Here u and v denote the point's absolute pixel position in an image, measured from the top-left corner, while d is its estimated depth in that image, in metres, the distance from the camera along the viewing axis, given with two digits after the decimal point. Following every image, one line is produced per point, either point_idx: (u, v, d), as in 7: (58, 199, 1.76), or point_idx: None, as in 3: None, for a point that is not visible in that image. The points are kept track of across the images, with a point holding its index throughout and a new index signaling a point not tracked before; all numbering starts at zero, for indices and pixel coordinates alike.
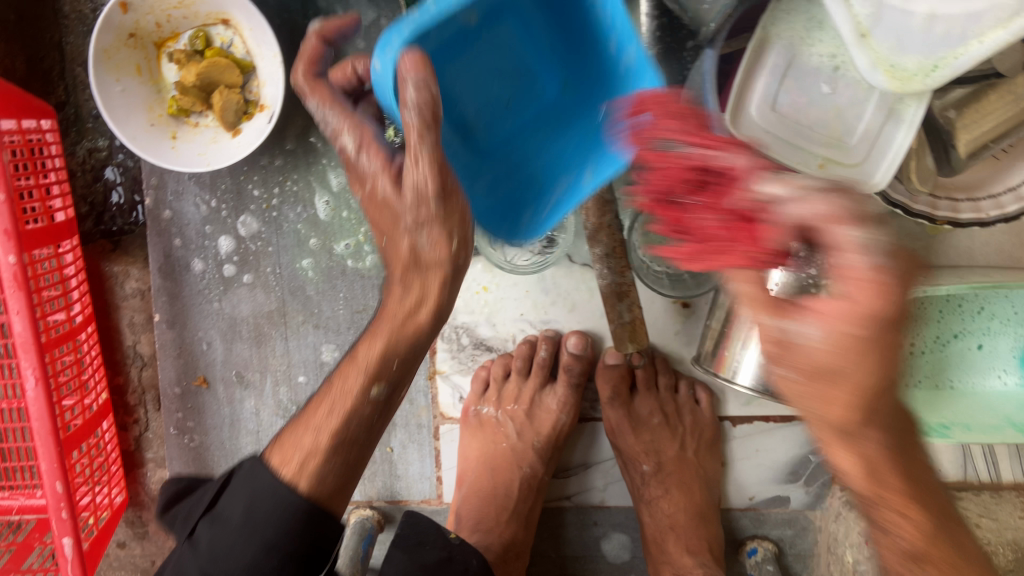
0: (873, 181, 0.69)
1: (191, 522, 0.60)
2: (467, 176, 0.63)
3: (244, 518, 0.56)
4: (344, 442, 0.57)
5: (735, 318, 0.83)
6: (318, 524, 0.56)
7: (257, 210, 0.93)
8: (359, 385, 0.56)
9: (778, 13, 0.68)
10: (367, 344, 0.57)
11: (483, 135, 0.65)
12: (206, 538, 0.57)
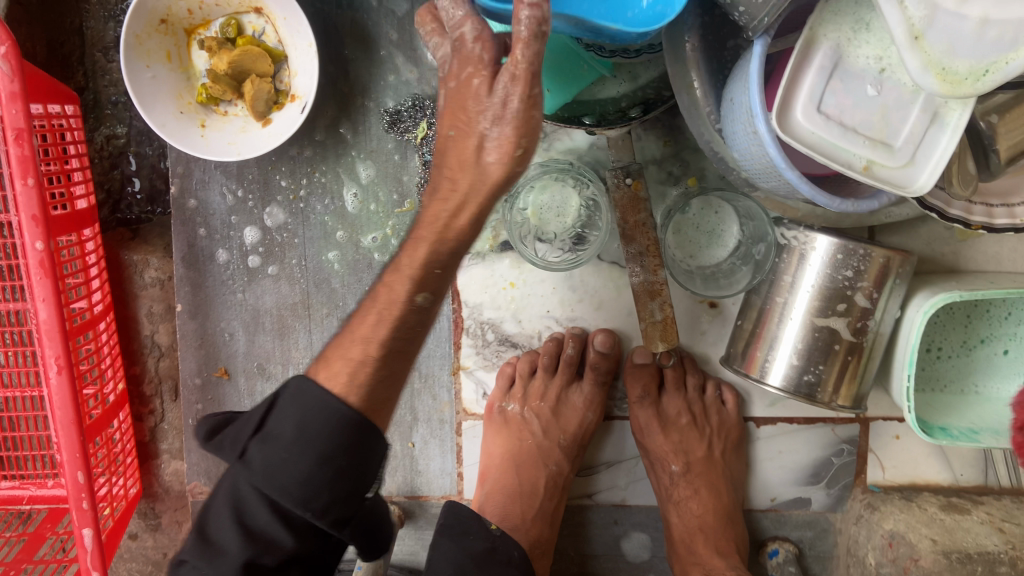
0: (917, 184, 0.69)
1: (240, 443, 0.56)
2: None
3: (296, 434, 0.54)
4: (400, 343, 0.59)
5: (766, 319, 0.83)
6: (367, 440, 0.56)
7: (284, 201, 0.93)
8: (406, 290, 0.59)
9: (826, 14, 0.68)
10: (409, 253, 0.59)
11: None
12: (258, 457, 0.54)
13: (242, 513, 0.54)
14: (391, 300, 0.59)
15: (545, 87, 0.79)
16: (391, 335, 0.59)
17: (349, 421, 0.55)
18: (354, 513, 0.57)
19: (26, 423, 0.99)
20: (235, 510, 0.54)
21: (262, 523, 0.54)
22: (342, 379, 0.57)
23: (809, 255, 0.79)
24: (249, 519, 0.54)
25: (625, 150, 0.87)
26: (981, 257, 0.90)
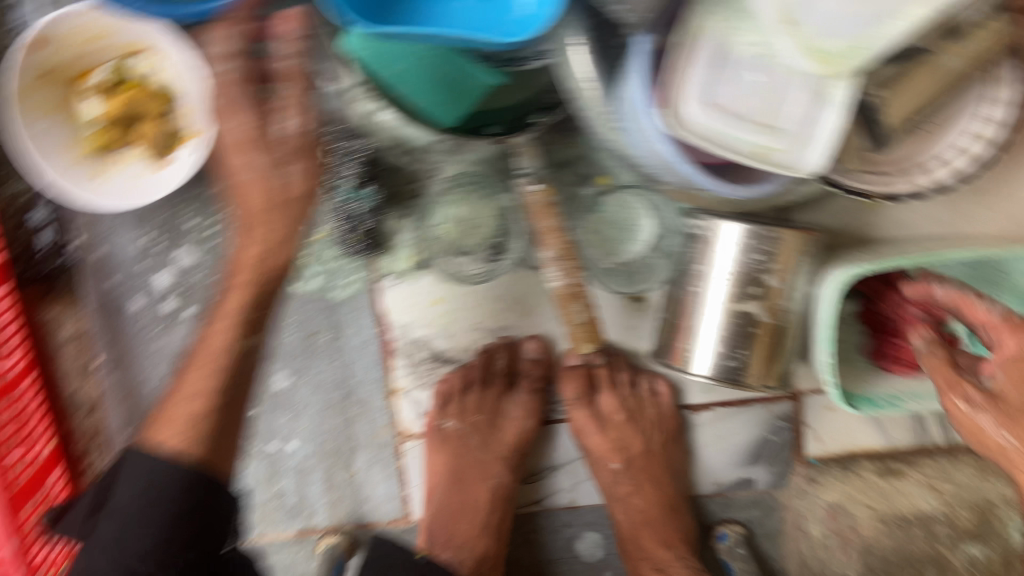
0: (808, 165, 0.69)
1: (80, 525, 0.69)
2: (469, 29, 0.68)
3: (139, 504, 0.66)
4: (215, 405, 0.72)
5: (682, 310, 0.84)
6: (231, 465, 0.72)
7: (195, 241, 0.91)
8: (231, 335, 0.74)
9: (705, 7, 0.68)
10: (223, 313, 0.75)
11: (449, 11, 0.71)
12: (103, 531, 0.66)
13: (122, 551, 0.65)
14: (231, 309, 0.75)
15: (444, 100, 0.79)
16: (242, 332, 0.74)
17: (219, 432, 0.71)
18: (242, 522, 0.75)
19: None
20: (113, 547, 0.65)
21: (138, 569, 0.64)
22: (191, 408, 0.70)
23: (716, 242, 0.80)
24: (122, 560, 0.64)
25: (531, 154, 0.84)
26: (891, 224, 0.92)
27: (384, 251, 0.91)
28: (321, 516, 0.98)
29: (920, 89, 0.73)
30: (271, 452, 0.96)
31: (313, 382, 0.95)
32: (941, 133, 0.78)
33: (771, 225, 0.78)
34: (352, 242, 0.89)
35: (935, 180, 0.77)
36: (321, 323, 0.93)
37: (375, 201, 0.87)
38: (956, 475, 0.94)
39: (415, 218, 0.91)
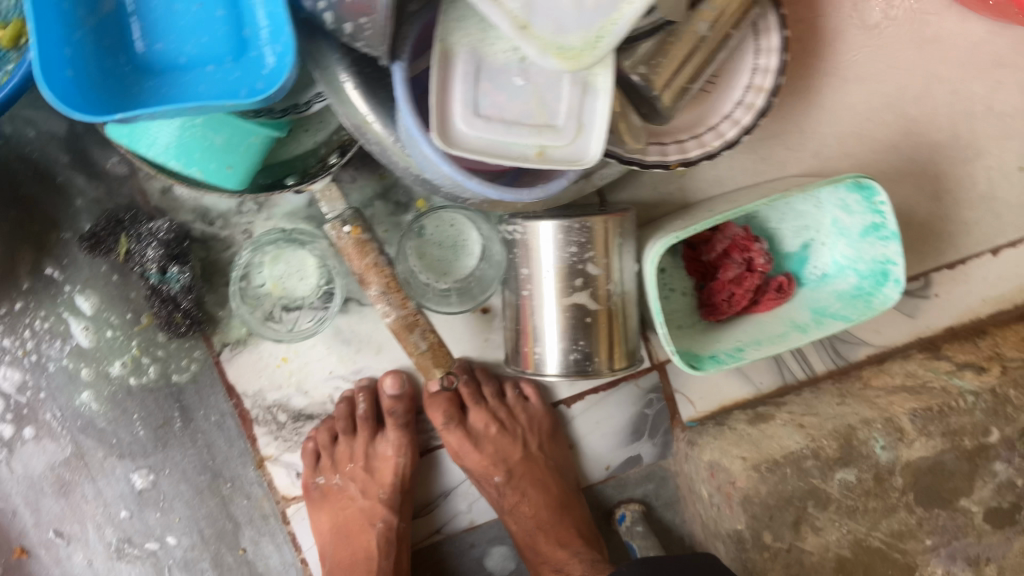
0: (590, 155, 0.71)
1: None
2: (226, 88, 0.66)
3: None
4: None
5: (523, 314, 0.84)
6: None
7: (14, 359, 0.86)
8: None
9: (450, 24, 0.68)
10: None
11: (208, 72, 0.68)
12: None
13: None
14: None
15: (224, 163, 0.76)
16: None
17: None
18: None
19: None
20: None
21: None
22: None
23: (536, 241, 0.80)
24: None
25: (337, 197, 0.83)
26: (704, 184, 0.95)
27: (215, 324, 0.89)
28: None
29: (681, 60, 0.75)
30: (152, 551, 0.93)
31: (177, 471, 0.92)
32: (719, 91, 0.83)
33: (580, 216, 0.79)
34: (176, 323, 0.86)
35: (725, 139, 0.82)
36: (170, 411, 0.90)
37: (185, 279, 0.83)
38: (820, 406, 0.97)
39: (236, 282, 0.87)
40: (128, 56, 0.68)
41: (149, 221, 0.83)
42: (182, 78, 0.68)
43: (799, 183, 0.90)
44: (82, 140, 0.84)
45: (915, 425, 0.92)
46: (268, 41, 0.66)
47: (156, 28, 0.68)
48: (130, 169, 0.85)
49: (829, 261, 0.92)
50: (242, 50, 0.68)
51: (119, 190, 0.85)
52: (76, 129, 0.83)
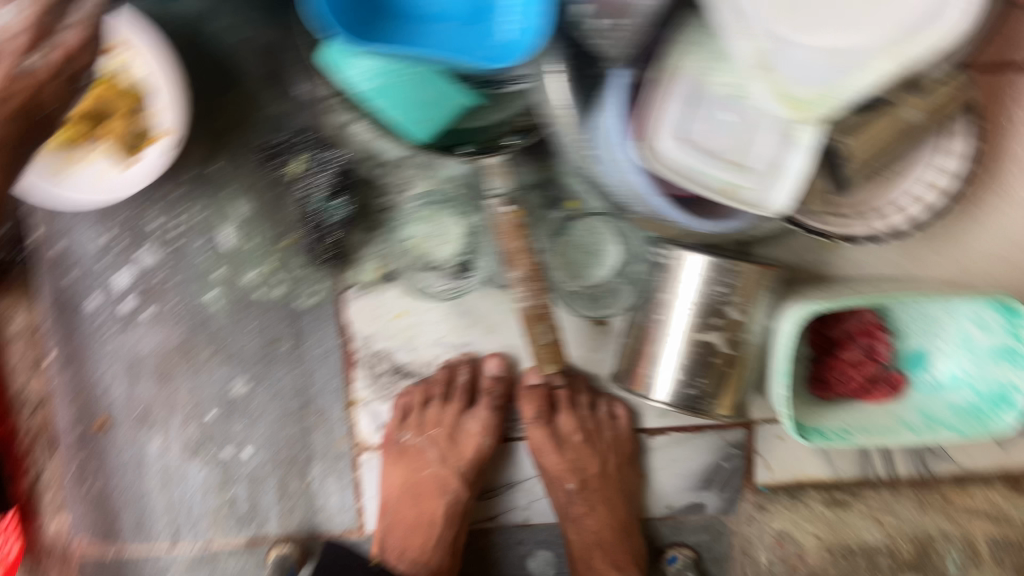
0: (774, 204, 0.71)
1: None
2: (462, 49, 0.69)
3: None
4: None
5: (648, 337, 0.85)
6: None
7: (159, 241, 0.89)
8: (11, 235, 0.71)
9: (683, 47, 0.71)
10: None
11: (444, 30, 0.71)
12: None
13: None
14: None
15: (426, 115, 0.80)
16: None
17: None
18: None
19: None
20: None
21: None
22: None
23: (683, 271, 0.81)
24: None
25: (503, 175, 0.85)
26: (846, 264, 0.95)
27: (349, 262, 0.91)
28: (273, 524, 0.97)
29: (878, 140, 0.76)
30: (226, 458, 0.95)
31: (273, 388, 0.94)
32: (900, 178, 0.82)
33: (732, 258, 0.80)
34: (320, 251, 0.89)
35: (890, 225, 0.82)
36: (283, 330, 0.92)
37: (346, 213, 0.87)
38: (899, 508, 0.98)
39: (388, 232, 0.90)
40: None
41: (329, 150, 0.86)
42: (424, 28, 0.71)
43: (941, 289, 0.89)
44: (281, 56, 0.86)
45: (992, 552, 0.96)
46: (519, 19, 0.68)
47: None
48: (314, 96, 0.86)
49: (947, 371, 0.91)
50: (484, 19, 0.71)
51: (299, 112, 0.87)
52: (280, 44, 0.86)
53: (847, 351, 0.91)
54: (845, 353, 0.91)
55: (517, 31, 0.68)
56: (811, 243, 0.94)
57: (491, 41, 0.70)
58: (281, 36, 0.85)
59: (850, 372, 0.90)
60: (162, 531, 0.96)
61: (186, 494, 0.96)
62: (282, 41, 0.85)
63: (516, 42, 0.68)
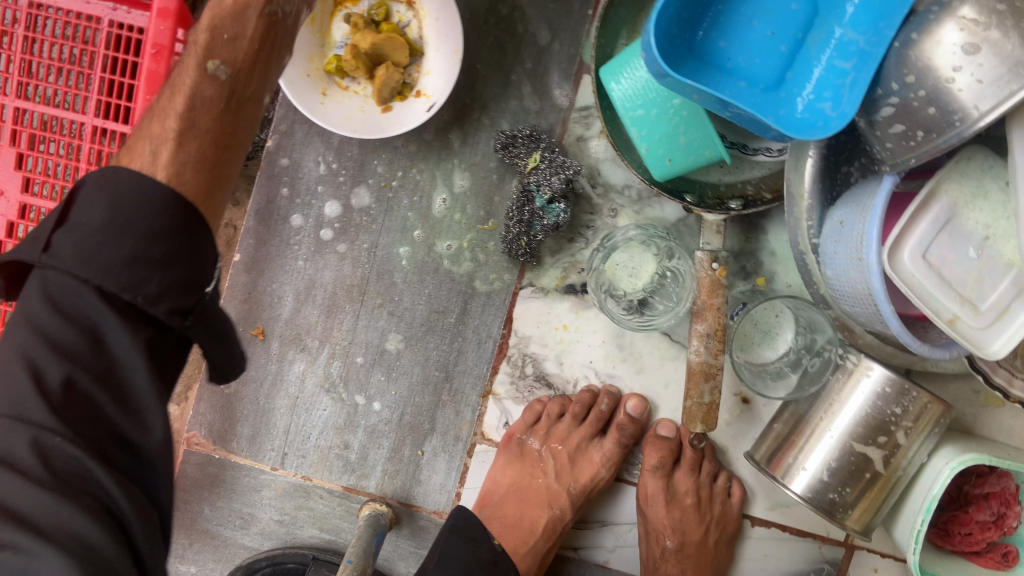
0: (990, 349, 0.74)
1: (43, 238, 0.53)
2: (760, 108, 0.73)
3: (110, 216, 0.52)
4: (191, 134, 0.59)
5: (802, 429, 0.86)
6: (191, 229, 0.56)
7: (374, 185, 0.94)
8: (196, 64, 0.60)
9: (953, 174, 0.73)
10: (201, 106, 0.60)
11: (743, 85, 0.74)
12: (67, 246, 0.52)
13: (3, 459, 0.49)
14: (186, 81, 0.60)
15: (667, 154, 0.81)
16: (189, 107, 0.59)
17: (170, 205, 0.54)
18: (194, 304, 0.55)
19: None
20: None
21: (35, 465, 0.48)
22: (147, 157, 0.57)
23: (863, 380, 0.83)
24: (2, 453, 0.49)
25: (717, 235, 0.86)
26: (995, 427, 0.94)
27: (536, 264, 0.94)
28: (373, 482, 0.99)
29: None
30: (355, 403, 0.98)
31: (421, 354, 0.97)
32: None
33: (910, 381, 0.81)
34: (516, 248, 0.91)
35: None
36: (452, 304, 0.95)
37: (560, 220, 0.88)
38: None
39: (603, 255, 0.90)
40: (694, 35, 0.75)
41: (564, 158, 0.89)
42: (721, 77, 0.75)
43: None
44: (551, 58, 0.91)
45: None
46: (817, 98, 0.72)
47: (730, 30, 0.75)
48: (567, 102, 0.91)
49: None
50: (782, 88, 0.74)
51: (548, 112, 0.91)
52: (552, 46, 0.90)
53: (976, 510, 0.90)
54: (973, 509, 0.90)
55: (811, 109, 0.72)
56: (972, 395, 0.94)
57: (785, 110, 0.73)
58: (556, 39, 0.90)
59: (971, 529, 0.90)
60: (272, 451, 1.00)
61: (307, 424, 0.99)
62: (554, 43, 0.90)
63: (811, 119, 0.72)
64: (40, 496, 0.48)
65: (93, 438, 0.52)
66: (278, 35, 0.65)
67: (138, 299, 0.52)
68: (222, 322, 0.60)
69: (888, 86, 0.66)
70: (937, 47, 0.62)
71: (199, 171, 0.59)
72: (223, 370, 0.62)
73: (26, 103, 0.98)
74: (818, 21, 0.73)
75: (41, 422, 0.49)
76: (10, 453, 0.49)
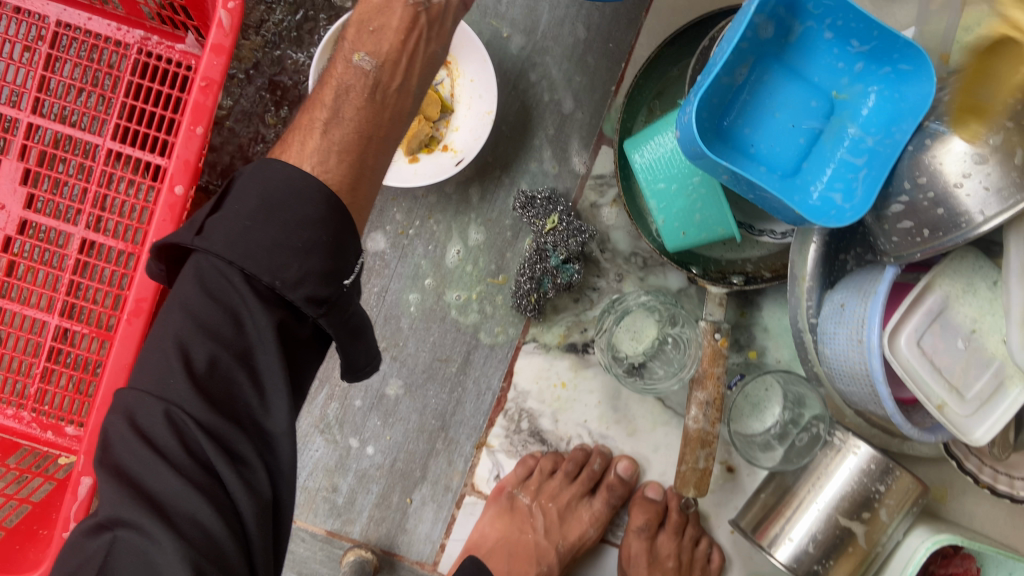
0: (973, 436, 0.78)
1: (198, 222, 0.61)
2: (778, 193, 0.79)
3: (260, 205, 0.60)
4: (352, 130, 0.67)
5: (788, 500, 0.89)
6: (337, 217, 0.63)
7: (391, 232, 0.97)
8: (351, 59, 0.69)
9: (947, 269, 0.79)
10: (351, 100, 0.68)
11: (763, 172, 0.81)
12: (220, 233, 0.60)
13: (149, 436, 0.56)
14: (339, 73, 0.69)
15: (682, 227, 0.85)
16: (335, 97, 0.68)
17: (314, 197, 0.61)
18: (330, 294, 0.61)
19: (47, 352, 0.94)
20: (139, 427, 0.56)
21: (175, 448, 0.55)
22: (296, 147, 0.66)
23: (849, 457, 0.87)
24: (146, 428, 0.56)
25: (719, 306, 0.88)
26: (961, 511, 0.98)
27: (542, 320, 0.96)
28: (358, 527, 0.98)
29: None
30: (349, 446, 0.98)
31: (420, 401, 0.98)
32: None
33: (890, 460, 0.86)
34: (525, 304, 0.93)
35: None
36: (456, 352, 0.97)
37: (573, 280, 0.91)
38: None
39: (614, 318, 0.92)
40: (721, 122, 0.81)
41: (579, 222, 0.93)
42: (745, 160, 0.81)
43: None
44: (573, 126, 0.96)
45: None
46: (828, 189, 0.79)
47: (757, 119, 0.82)
48: (584, 170, 0.96)
49: None
50: (797, 178, 0.81)
51: (566, 177, 0.96)
52: (575, 115, 0.96)
53: None
54: None
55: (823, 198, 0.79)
56: (940, 476, 0.99)
57: (800, 197, 0.80)
58: (578, 109, 0.95)
59: None
60: None
61: (297, 464, 0.98)
62: (577, 113, 0.95)
63: (825, 210, 0.77)
64: (172, 477, 0.55)
65: (225, 426, 0.58)
66: (426, 26, 0.69)
67: (277, 283, 0.59)
68: (356, 317, 0.66)
69: (900, 185, 0.71)
70: (947, 154, 0.67)
71: (341, 160, 0.66)
72: (355, 366, 0.67)
73: (41, 119, 0.96)
74: (834, 119, 0.81)
75: (186, 405, 0.56)
76: (153, 422, 0.56)
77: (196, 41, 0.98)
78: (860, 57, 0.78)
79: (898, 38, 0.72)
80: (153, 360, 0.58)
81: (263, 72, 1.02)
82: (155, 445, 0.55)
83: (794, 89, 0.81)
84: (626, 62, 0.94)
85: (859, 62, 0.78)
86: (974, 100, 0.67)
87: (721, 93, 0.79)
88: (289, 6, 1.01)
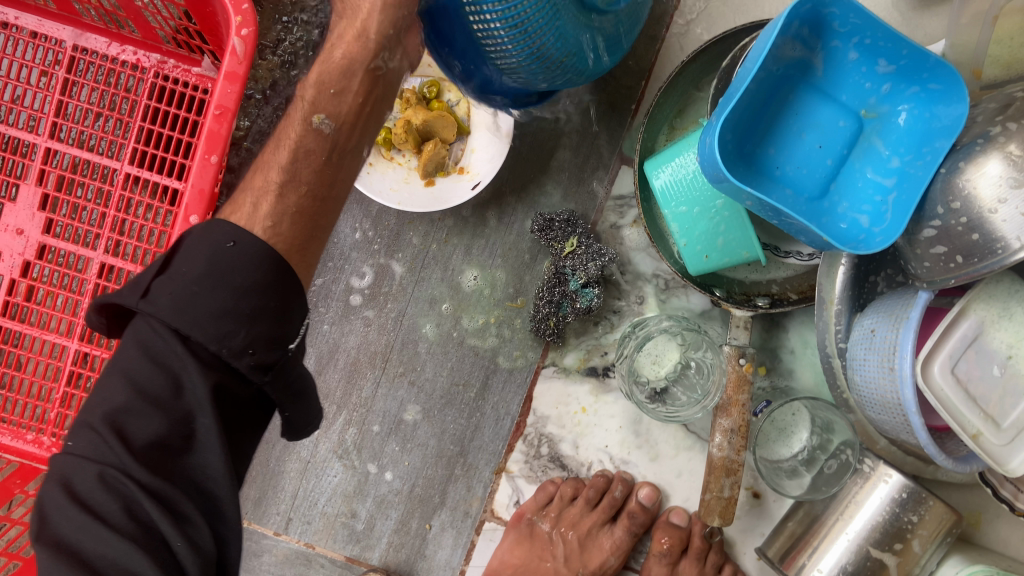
0: (1009, 466, 0.75)
1: (143, 282, 0.57)
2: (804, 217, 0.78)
3: (207, 270, 0.57)
4: (303, 193, 0.66)
5: (815, 529, 0.87)
6: (284, 281, 0.61)
7: (408, 255, 0.96)
8: (303, 116, 0.66)
9: (983, 293, 0.75)
10: (307, 162, 0.66)
11: (789, 195, 0.79)
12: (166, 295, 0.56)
13: (86, 501, 0.53)
14: (293, 135, 0.66)
15: (705, 250, 0.83)
16: (292, 160, 0.65)
17: (264, 262, 0.59)
18: (274, 360, 0.59)
19: (66, 377, 0.94)
20: (75, 493, 0.53)
21: (115, 513, 0.52)
22: (247, 210, 0.64)
23: (880, 485, 0.84)
24: (85, 493, 0.53)
25: (744, 330, 0.86)
26: (1000, 542, 0.94)
27: (561, 344, 0.95)
28: (376, 553, 0.97)
29: None
30: (367, 472, 0.97)
31: (439, 426, 0.96)
32: None
33: (921, 489, 0.83)
34: (544, 328, 0.92)
35: None
36: (474, 378, 0.96)
37: (592, 304, 0.89)
38: None
39: (635, 343, 0.90)
40: (745, 145, 0.79)
41: (599, 245, 0.91)
42: (770, 183, 0.80)
43: None
44: (592, 146, 0.94)
45: None
46: (856, 212, 0.77)
47: (782, 140, 0.80)
48: (604, 192, 0.94)
49: None
50: (824, 200, 0.79)
51: (584, 199, 0.94)
52: (595, 135, 0.94)
53: None
54: None
55: (851, 220, 0.77)
56: (976, 501, 0.95)
57: (828, 221, 0.79)
58: (595, 127, 0.94)
59: None
60: (277, 516, 0.98)
61: (316, 489, 0.97)
62: (592, 133, 0.94)
63: (854, 234, 0.76)
64: (112, 539, 0.52)
65: (165, 488, 0.54)
66: (381, 90, 0.68)
67: (223, 351, 0.56)
68: (301, 379, 0.63)
69: (933, 210, 0.68)
70: (981, 178, 0.64)
71: (293, 224, 0.64)
72: (294, 427, 0.63)
73: (57, 144, 0.96)
74: (862, 138, 0.79)
75: (121, 467, 0.53)
76: (90, 493, 0.53)
77: (212, 63, 0.98)
78: (887, 77, 0.75)
79: (928, 56, 0.69)
80: (86, 423, 0.55)
81: (280, 91, 1.01)
82: (92, 507, 0.52)
83: (823, 108, 0.79)
84: (647, 81, 0.93)
85: (886, 83, 0.76)
86: (1009, 122, 0.63)
87: (744, 116, 0.77)
88: (305, 24, 1.00)
